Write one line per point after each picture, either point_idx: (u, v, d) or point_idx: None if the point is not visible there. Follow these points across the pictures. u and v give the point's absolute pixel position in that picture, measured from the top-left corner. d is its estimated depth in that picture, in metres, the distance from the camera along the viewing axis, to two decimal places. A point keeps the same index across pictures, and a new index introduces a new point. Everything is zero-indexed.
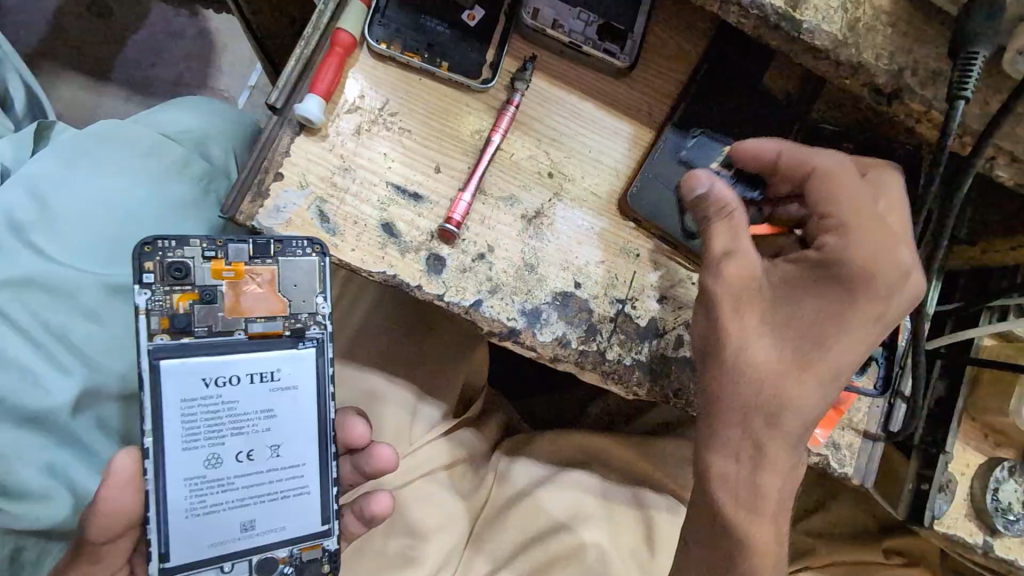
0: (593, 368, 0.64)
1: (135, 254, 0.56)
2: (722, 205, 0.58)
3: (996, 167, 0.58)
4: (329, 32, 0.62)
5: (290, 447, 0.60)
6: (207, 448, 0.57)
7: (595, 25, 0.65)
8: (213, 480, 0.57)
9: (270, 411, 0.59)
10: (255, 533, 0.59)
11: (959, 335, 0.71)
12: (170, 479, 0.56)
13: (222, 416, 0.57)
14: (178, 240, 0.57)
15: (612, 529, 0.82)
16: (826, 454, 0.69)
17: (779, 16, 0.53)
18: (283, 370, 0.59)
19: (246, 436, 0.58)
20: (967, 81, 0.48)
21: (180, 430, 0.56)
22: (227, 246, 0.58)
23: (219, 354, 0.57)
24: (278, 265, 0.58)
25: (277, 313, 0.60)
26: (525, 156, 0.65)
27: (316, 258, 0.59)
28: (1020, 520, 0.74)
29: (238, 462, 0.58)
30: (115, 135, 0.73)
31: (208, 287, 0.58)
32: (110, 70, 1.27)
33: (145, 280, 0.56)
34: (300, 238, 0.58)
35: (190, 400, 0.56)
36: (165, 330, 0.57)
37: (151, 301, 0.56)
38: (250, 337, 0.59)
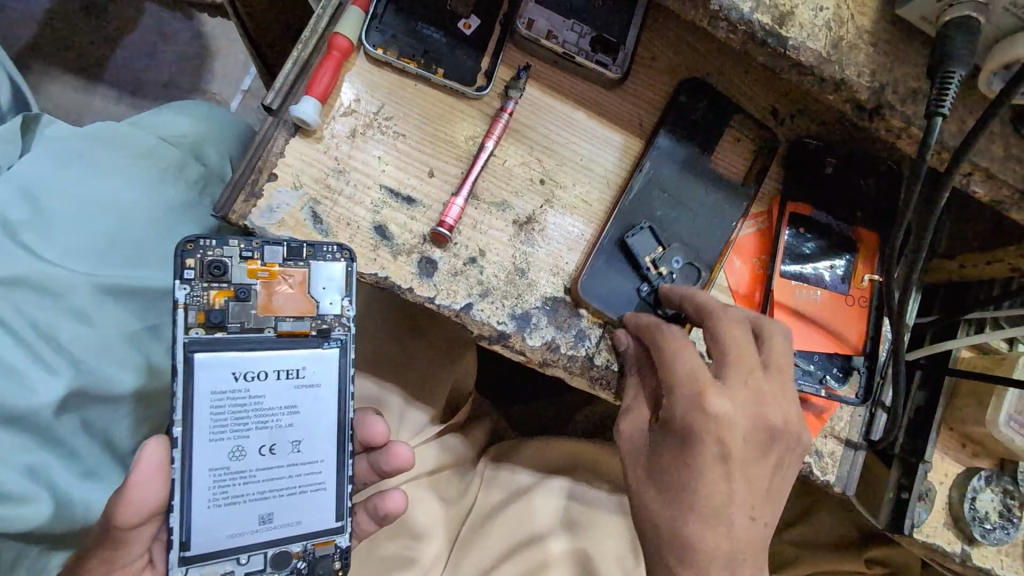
0: (581, 374, 0.65)
1: (177, 251, 0.56)
2: (638, 361, 0.62)
3: (973, 183, 0.60)
4: (327, 36, 0.62)
5: (311, 443, 0.59)
6: (232, 440, 0.57)
7: (589, 37, 0.66)
8: (235, 472, 0.57)
9: (293, 408, 0.59)
10: (272, 527, 0.58)
11: (938, 346, 0.73)
12: (196, 469, 0.55)
13: (248, 410, 0.57)
14: (218, 239, 0.57)
15: (598, 538, 0.81)
16: (809, 462, 0.70)
17: (765, 32, 0.55)
18: (307, 368, 0.59)
19: (270, 431, 0.58)
20: (944, 98, 0.50)
21: (208, 421, 0.56)
22: (264, 247, 0.57)
23: (250, 349, 0.57)
24: (310, 269, 0.58)
25: (305, 314, 0.59)
26: (518, 164, 0.66)
27: (344, 264, 0.59)
28: (997, 529, 0.76)
29: (261, 456, 0.58)
30: (108, 136, 0.72)
31: (244, 285, 0.58)
32: (102, 71, 1.27)
33: (185, 276, 0.56)
34: (331, 243, 0.58)
35: (219, 393, 0.56)
36: (201, 323, 0.56)
37: (190, 296, 0.56)
38: (279, 336, 0.58)
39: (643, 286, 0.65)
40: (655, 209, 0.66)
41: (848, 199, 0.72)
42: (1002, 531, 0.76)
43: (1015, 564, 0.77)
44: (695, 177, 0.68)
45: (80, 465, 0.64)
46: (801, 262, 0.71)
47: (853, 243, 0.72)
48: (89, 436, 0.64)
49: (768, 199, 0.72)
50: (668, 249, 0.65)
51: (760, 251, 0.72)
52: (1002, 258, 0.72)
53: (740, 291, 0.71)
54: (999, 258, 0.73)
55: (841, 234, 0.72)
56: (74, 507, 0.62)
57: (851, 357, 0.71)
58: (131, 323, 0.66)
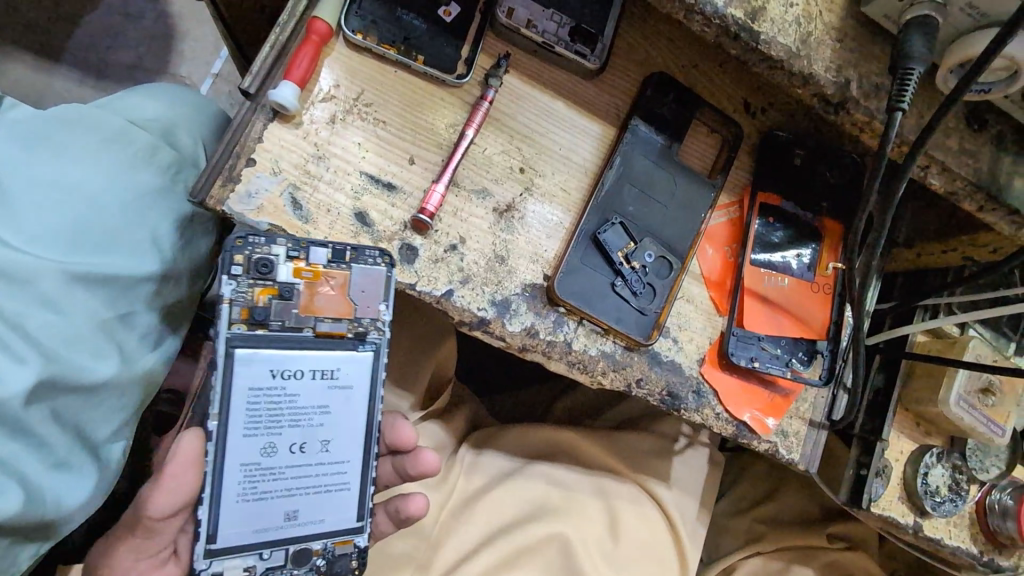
0: (560, 358, 0.66)
1: (226, 245, 0.55)
2: None
3: (929, 175, 0.63)
4: (305, 19, 0.62)
5: (339, 444, 0.62)
6: (265, 436, 0.58)
7: (567, 27, 0.67)
8: (266, 469, 0.59)
9: (325, 408, 0.60)
10: (296, 523, 0.60)
11: (895, 331, 0.78)
12: (228, 463, 0.57)
13: (282, 408, 0.58)
14: (267, 237, 0.57)
15: (576, 519, 0.85)
16: (775, 442, 0.74)
17: (738, 26, 0.56)
18: (341, 370, 0.61)
19: (302, 429, 0.60)
20: (904, 94, 0.52)
21: (243, 417, 0.57)
22: (310, 248, 0.58)
23: (289, 348, 0.58)
24: (351, 271, 0.59)
25: (344, 316, 0.60)
26: (498, 152, 0.67)
27: (384, 269, 0.60)
28: (946, 502, 0.81)
29: (290, 454, 0.60)
30: (77, 117, 0.70)
31: (287, 285, 0.58)
32: (62, 51, 1.22)
33: (233, 271, 0.56)
34: (373, 248, 0.59)
35: (256, 390, 0.57)
36: (244, 320, 0.57)
37: (235, 292, 0.56)
38: (317, 335, 0.59)
39: (618, 280, 0.68)
40: (627, 205, 0.69)
41: (816, 189, 0.75)
42: (951, 504, 0.81)
43: (962, 534, 0.82)
44: (671, 167, 0.70)
45: (49, 456, 0.60)
46: (770, 251, 0.74)
47: (818, 233, 0.75)
48: (61, 427, 0.61)
49: (739, 190, 0.75)
50: (640, 244, 0.68)
51: (732, 240, 0.74)
52: (954, 247, 0.76)
53: (711, 278, 0.73)
54: (953, 247, 0.76)
55: (807, 224, 0.75)
56: (45, 498, 0.60)
57: (815, 341, 0.74)
58: (102, 310, 0.64)
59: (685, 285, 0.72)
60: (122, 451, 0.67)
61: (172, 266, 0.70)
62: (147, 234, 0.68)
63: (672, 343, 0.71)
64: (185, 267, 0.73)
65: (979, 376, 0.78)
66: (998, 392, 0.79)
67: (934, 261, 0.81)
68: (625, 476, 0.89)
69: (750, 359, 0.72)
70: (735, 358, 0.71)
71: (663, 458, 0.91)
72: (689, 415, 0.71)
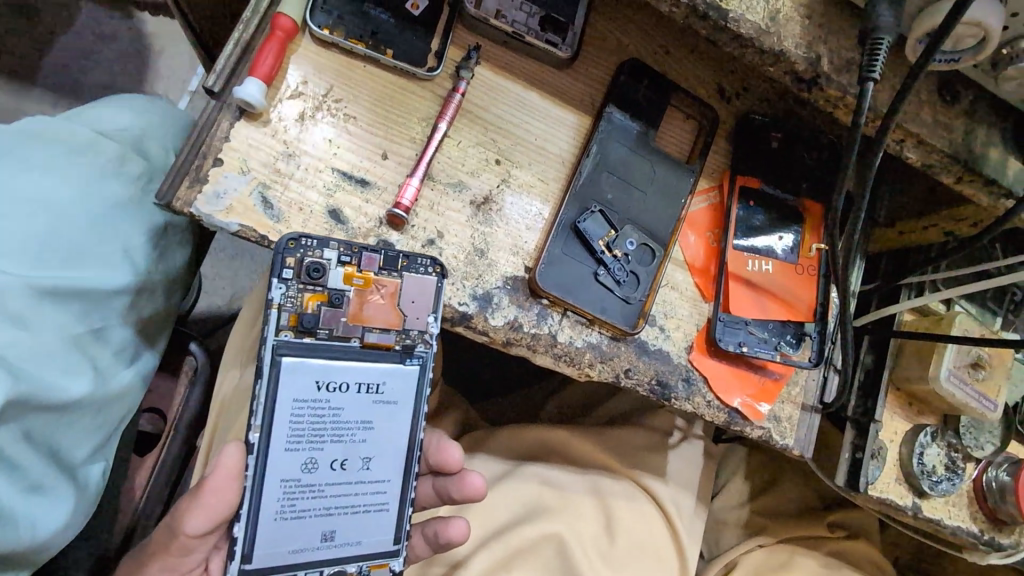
0: (545, 351, 0.65)
1: (280, 248, 0.55)
2: None
3: (905, 149, 0.63)
4: (269, 16, 0.61)
5: (380, 462, 0.61)
6: (307, 451, 0.57)
7: (538, 17, 0.67)
8: (306, 486, 0.57)
9: (368, 423, 0.60)
10: (333, 545, 0.59)
11: (884, 311, 0.78)
12: (269, 478, 0.55)
13: (326, 421, 0.57)
14: (319, 241, 0.57)
15: (575, 518, 0.83)
16: (768, 428, 0.73)
17: (706, 5, 0.56)
18: (387, 384, 0.60)
19: (344, 445, 0.59)
20: (875, 64, 0.52)
21: (287, 430, 0.56)
22: (362, 254, 0.58)
23: (336, 358, 0.57)
24: (402, 281, 0.59)
25: (392, 327, 0.60)
26: (472, 145, 0.66)
27: (435, 278, 0.60)
28: (943, 481, 0.80)
29: (332, 470, 0.58)
30: (46, 131, 0.68)
31: (338, 290, 0.58)
32: (35, 72, 1.20)
33: (284, 275, 0.56)
34: (425, 257, 0.60)
35: (301, 401, 0.56)
36: (292, 327, 0.56)
37: (285, 297, 0.56)
38: (364, 346, 0.59)
39: (600, 270, 0.67)
40: (606, 193, 0.68)
41: (795, 171, 0.75)
42: (948, 483, 0.80)
43: (961, 514, 0.82)
44: (651, 152, 0.70)
45: (24, 479, 0.59)
46: (752, 235, 0.73)
47: (800, 215, 0.75)
48: (32, 448, 0.59)
49: (718, 174, 0.74)
50: (621, 231, 0.67)
51: (714, 225, 0.73)
52: (935, 223, 0.76)
53: (696, 264, 0.73)
54: (935, 223, 0.76)
55: (789, 206, 0.75)
56: (17, 523, 0.58)
57: (803, 324, 0.74)
58: (74, 325, 0.62)
59: (669, 272, 0.72)
60: (100, 472, 0.67)
61: (146, 279, 0.68)
62: (119, 246, 0.66)
63: (659, 331, 0.70)
64: (161, 279, 0.71)
65: (968, 351, 0.77)
66: (987, 366, 0.79)
67: (916, 238, 0.81)
68: (619, 472, 0.87)
69: (739, 344, 0.71)
70: (723, 343, 0.70)
71: (659, 454, 0.90)
72: (681, 404, 0.70)
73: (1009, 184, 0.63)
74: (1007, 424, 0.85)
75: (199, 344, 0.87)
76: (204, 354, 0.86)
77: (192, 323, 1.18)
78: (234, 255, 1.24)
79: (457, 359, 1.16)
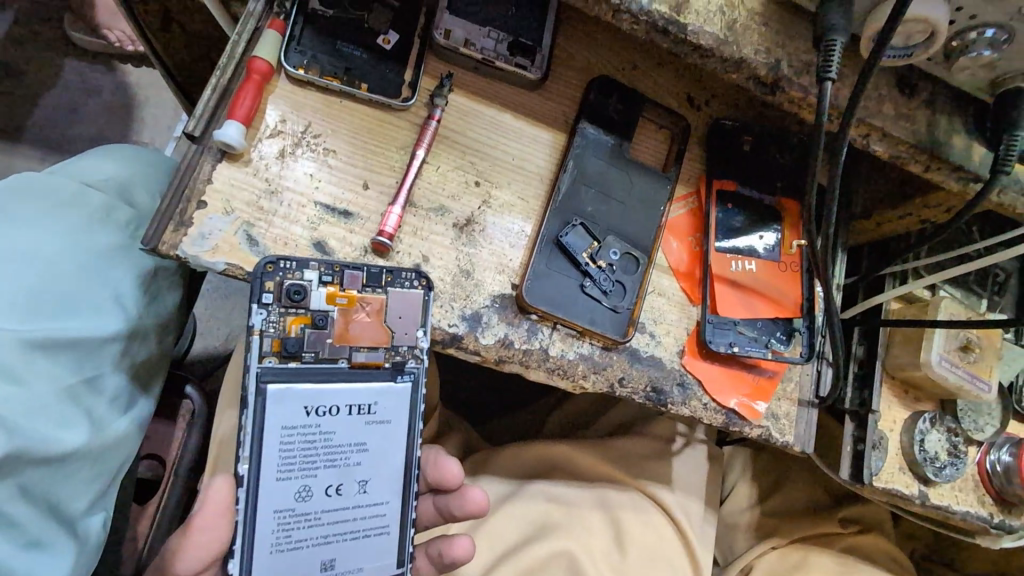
0: (538, 366, 0.66)
1: (258, 272, 0.56)
2: None
3: (872, 143, 0.65)
4: (245, 60, 0.63)
5: (377, 484, 0.61)
6: (300, 479, 0.57)
7: (506, 43, 0.69)
8: (301, 515, 0.57)
9: (362, 445, 0.59)
10: (334, 573, 0.59)
11: (870, 300, 0.79)
12: (261, 511, 0.55)
13: (318, 447, 0.57)
14: (299, 263, 0.58)
15: (583, 533, 0.82)
16: (767, 426, 0.73)
17: (665, 21, 0.58)
18: (378, 404, 0.60)
19: (338, 469, 0.59)
20: (830, 63, 0.54)
21: (277, 459, 0.56)
22: (344, 272, 0.59)
23: (324, 382, 0.57)
24: (387, 296, 0.60)
25: (380, 344, 0.61)
26: (451, 169, 0.67)
27: (422, 292, 0.61)
28: (947, 467, 0.80)
29: (327, 497, 0.58)
30: (32, 187, 0.69)
31: (322, 312, 0.59)
32: (23, 130, 1.22)
33: (264, 300, 0.56)
34: (409, 272, 0.61)
35: (290, 429, 0.56)
36: (276, 353, 0.57)
37: (266, 322, 0.57)
38: (353, 366, 0.60)
39: (586, 281, 0.68)
40: (586, 207, 0.69)
41: (769, 171, 0.77)
42: (952, 468, 0.80)
43: (969, 498, 0.81)
44: (626, 162, 0.71)
45: (22, 535, 0.58)
46: (733, 236, 0.74)
47: (778, 214, 0.76)
48: (29, 504, 0.58)
49: (695, 180, 0.76)
50: (604, 242, 0.69)
51: (695, 230, 0.75)
52: (911, 212, 0.78)
53: (680, 269, 0.74)
54: (911, 212, 0.78)
55: (766, 206, 0.76)
56: None
57: (792, 320, 0.74)
58: (67, 376, 0.62)
59: (655, 279, 0.73)
60: (100, 524, 0.65)
61: (137, 324, 0.69)
62: (109, 292, 0.67)
63: (650, 337, 0.71)
64: (152, 324, 0.72)
65: (957, 334, 0.78)
66: (978, 348, 0.79)
67: (894, 228, 0.82)
68: (625, 483, 0.87)
69: (729, 344, 0.71)
70: (714, 344, 0.71)
71: (663, 461, 0.89)
72: (677, 409, 0.70)
73: (975, 169, 0.65)
74: (1005, 404, 0.85)
75: (196, 386, 0.85)
76: (201, 396, 0.85)
77: (189, 366, 1.18)
78: (228, 295, 1.25)
79: (456, 382, 1.16)
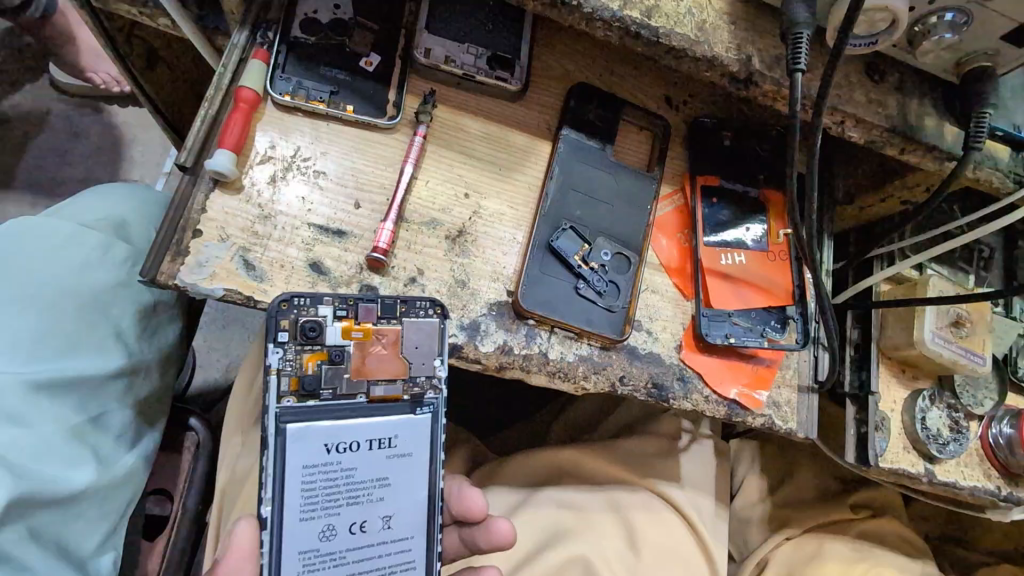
0: (539, 370, 0.66)
1: (274, 311, 0.57)
2: None
3: (847, 129, 0.67)
4: (231, 91, 0.64)
5: (401, 519, 0.61)
6: (323, 518, 0.57)
7: (485, 57, 0.71)
8: (326, 554, 0.57)
9: (384, 479, 0.60)
10: None
11: (860, 284, 0.80)
12: (286, 551, 0.55)
13: (340, 484, 0.58)
14: (313, 299, 0.58)
15: (595, 537, 0.82)
16: (770, 415, 0.74)
17: (637, 25, 0.60)
18: (399, 437, 0.60)
19: (361, 506, 0.59)
20: (799, 55, 0.56)
21: (300, 498, 0.56)
22: (358, 305, 0.60)
23: (344, 418, 0.58)
24: (403, 327, 0.61)
25: (397, 376, 0.61)
26: (441, 182, 0.69)
27: (437, 319, 0.62)
28: (951, 443, 0.80)
29: (351, 534, 0.58)
30: (30, 231, 0.69)
31: (338, 347, 0.59)
32: (12, 177, 1.23)
33: (281, 338, 0.57)
34: (424, 300, 0.62)
35: (312, 467, 0.56)
36: (294, 392, 0.58)
37: (283, 361, 0.58)
38: (372, 401, 0.60)
39: (581, 283, 0.69)
40: (575, 210, 0.71)
41: (750, 164, 0.79)
42: (956, 444, 0.80)
43: (975, 473, 0.82)
44: (612, 164, 0.73)
45: None
46: (721, 230, 0.76)
47: (763, 206, 0.78)
48: (40, 545, 0.58)
49: (679, 178, 0.77)
50: (594, 244, 0.70)
51: (683, 226, 0.76)
52: (892, 194, 0.79)
53: (672, 265, 0.75)
54: (890, 194, 0.80)
55: (751, 198, 0.78)
56: None
57: (785, 308, 0.75)
58: (72, 415, 0.62)
59: (647, 276, 0.74)
60: (112, 562, 0.65)
61: (139, 359, 0.69)
62: (109, 329, 0.67)
63: (647, 335, 0.72)
64: (154, 357, 0.72)
65: (947, 311, 0.79)
66: (969, 322, 0.80)
67: (878, 211, 0.84)
68: (634, 483, 0.87)
69: (726, 335, 0.72)
70: (710, 337, 0.72)
71: (670, 459, 0.89)
72: (680, 403, 0.71)
73: (949, 148, 0.67)
74: (1002, 377, 0.86)
75: (199, 417, 0.84)
76: (206, 428, 0.83)
77: (191, 399, 1.18)
78: (226, 325, 1.25)
79: (459, 395, 1.16)
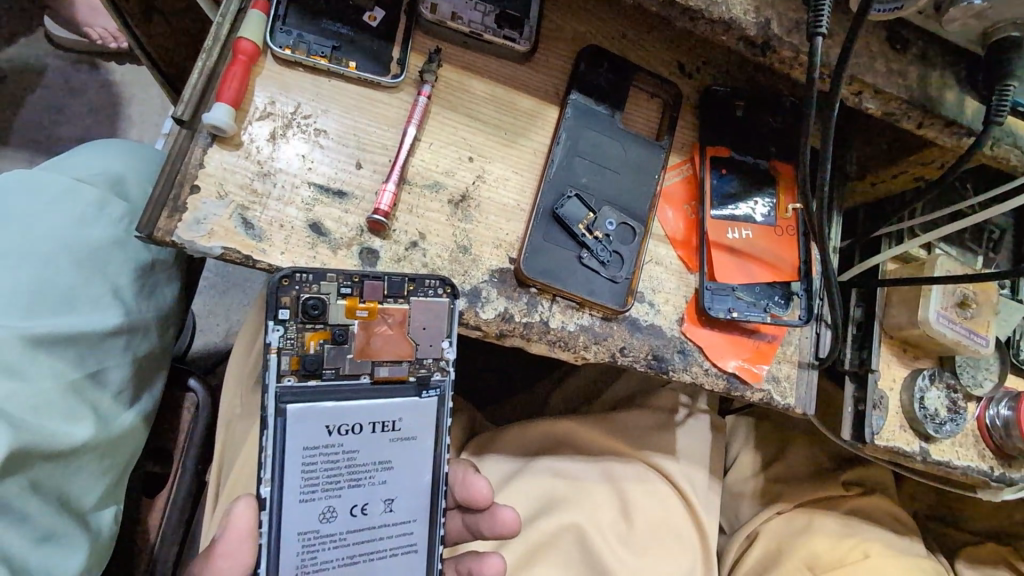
0: (539, 339, 0.66)
1: (274, 287, 0.56)
2: None
3: (865, 100, 0.65)
4: (230, 42, 0.62)
5: (403, 503, 0.61)
6: (324, 500, 0.58)
7: (493, 15, 0.69)
8: (326, 536, 0.58)
9: (387, 463, 0.60)
10: None
11: (866, 262, 0.79)
12: (286, 532, 0.56)
13: (341, 466, 0.58)
14: (315, 275, 0.57)
15: (591, 508, 0.83)
16: (769, 390, 0.73)
17: None
18: (402, 420, 0.60)
19: (364, 488, 0.59)
20: (820, 19, 0.53)
21: (300, 480, 0.56)
22: (364, 283, 0.59)
23: (344, 399, 0.58)
24: (411, 306, 0.60)
25: (404, 357, 0.61)
26: (445, 145, 0.67)
27: (447, 300, 0.62)
28: (948, 423, 0.80)
29: (352, 517, 0.59)
30: (27, 185, 0.68)
31: (340, 325, 0.59)
32: (8, 133, 1.21)
33: (281, 316, 0.57)
34: (433, 279, 0.61)
35: (312, 449, 0.56)
36: (294, 371, 0.57)
37: (284, 339, 0.57)
38: (376, 381, 0.60)
39: (584, 253, 0.68)
40: (580, 178, 0.69)
41: (762, 135, 0.77)
42: (952, 424, 0.81)
43: (969, 453, 0.82)
44: (620, 132, 0.71)
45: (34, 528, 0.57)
46: (728, 202, 0.74)
47: (773, 178, 0.76)
48: (42, 496, 0.58)
49: (688, 148, 0.76)
50: (599, 213, 0.69)
51: (690, 198, 0.75)
52: (905, 170, 0.78)
53: (677, 238, 0.74)
54: (903, 170, 0.78)
55: (761, 171, 0.76)
56: None
57: (790, 283, 0.74)
58: (71, 371, 0.62)
59: (652, 248, 0.73)
60: (112, 517, 0.65)
61: (135, 318, 0.69)
62: (108, 288, 0.67)
63: (648, 307, 0.71)
64: (152, 317, 0.71)
65: (953, 291, 0.79)
66: (974, 303, 0.80)
67: (890, 187, 0.82)
68: (629, 455, 0.87)
69: (728, 310, 0.72)
70: (713, 311, 0.71)
71: (667, 432, 0.90)
72: (679, 375, 0.70)
73: (968, 122, 0.65)
74: (1003, 359, 0.86)
75: (199, 379, 0.82)
76: (205, 389, 0.81)
77: (191, 362, 1.18)
78: (226, 289, 1.25)
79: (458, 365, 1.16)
